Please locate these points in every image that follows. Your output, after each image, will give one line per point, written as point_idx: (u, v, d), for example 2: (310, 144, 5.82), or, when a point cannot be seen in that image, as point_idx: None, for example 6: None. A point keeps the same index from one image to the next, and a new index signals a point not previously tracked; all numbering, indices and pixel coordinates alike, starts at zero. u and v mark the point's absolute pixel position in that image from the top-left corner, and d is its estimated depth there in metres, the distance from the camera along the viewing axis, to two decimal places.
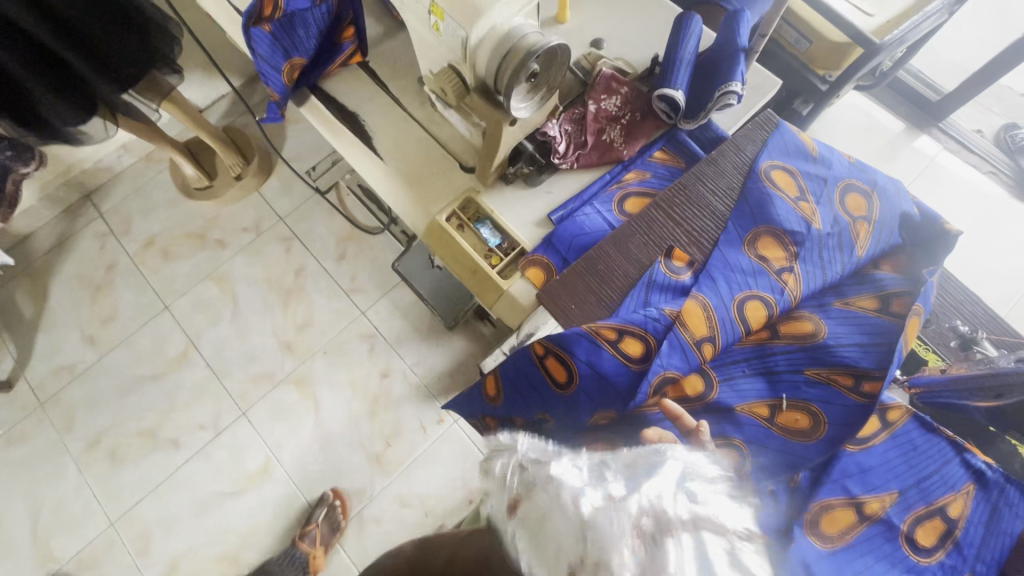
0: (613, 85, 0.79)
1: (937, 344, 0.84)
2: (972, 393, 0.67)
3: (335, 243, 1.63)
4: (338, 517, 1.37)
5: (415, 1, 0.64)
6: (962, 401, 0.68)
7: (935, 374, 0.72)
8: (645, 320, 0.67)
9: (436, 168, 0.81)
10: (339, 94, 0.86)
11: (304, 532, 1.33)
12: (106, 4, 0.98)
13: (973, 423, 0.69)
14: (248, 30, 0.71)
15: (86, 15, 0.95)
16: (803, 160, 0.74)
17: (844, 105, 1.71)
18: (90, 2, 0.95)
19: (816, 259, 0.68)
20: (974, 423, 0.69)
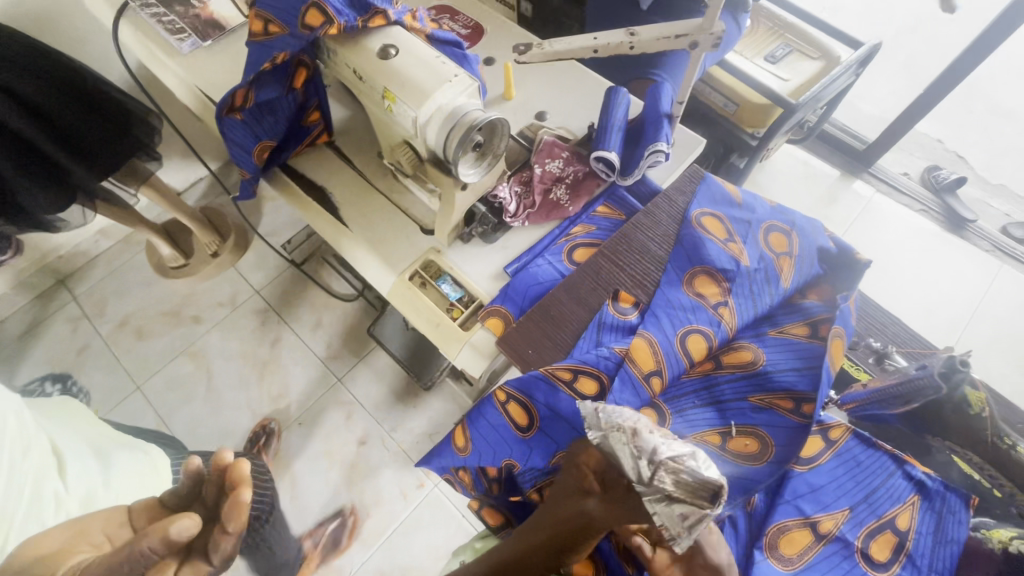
0: (555, 151, 0.89)
1: (862, 361, 0.90)
2: (890, 402, 0.75)
3: (311, 311, 1.66)
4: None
5: (371, 88, 0.72)
6: (884, 411, 0.76)
7: (860, 388, 0.79)
8: (597, 359, 0.71)
9: (398, 232, 0.87)
10: (307, 170, 0.93)
11: None
12: (83, 98, 1.06)
13: (897, 432, 0.78)
14: (221, 118, 0.80)
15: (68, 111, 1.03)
16: (729, 206, 0.82)
17: (782, 157, 1.87)
18: (68, 97, 1.03)
19: (747, 292, 0.75)
20: (898, 432, 0.78)
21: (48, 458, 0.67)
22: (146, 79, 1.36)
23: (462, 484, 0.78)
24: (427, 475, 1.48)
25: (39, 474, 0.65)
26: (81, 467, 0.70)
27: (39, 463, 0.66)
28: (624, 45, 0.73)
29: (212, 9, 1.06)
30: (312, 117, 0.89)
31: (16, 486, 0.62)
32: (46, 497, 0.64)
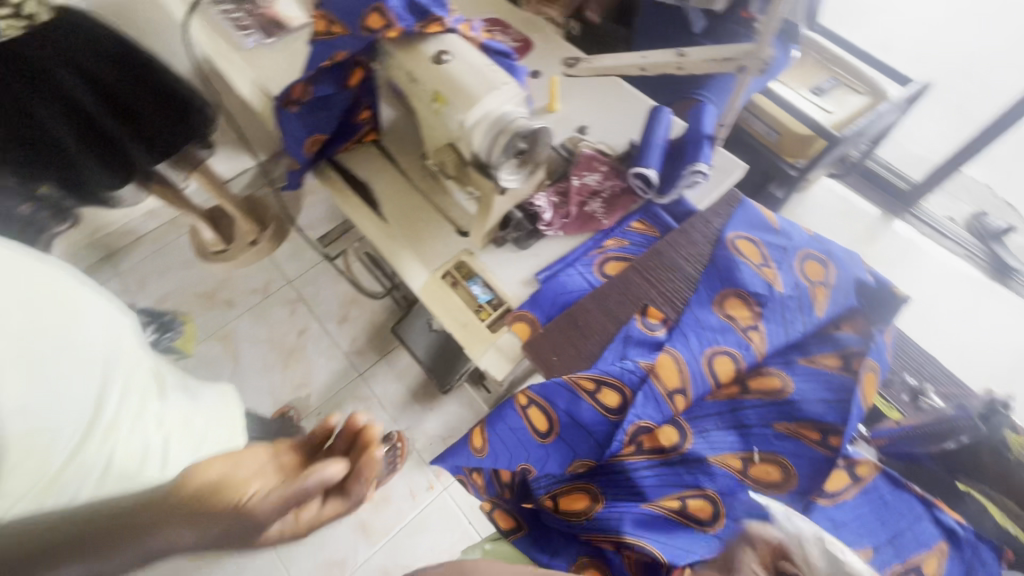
0: (593, 164, 0.91)
1: (895, 399, 0.84)
2: (923, 442, 0.75)
3: (339, 306, 1.70)
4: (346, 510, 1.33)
5: (422, 91, 0.75)
6: (915, 449, 0.75)
7: (891, 426, 0.78)
8: (621, 371, 0.72)
9: (435, 232, 0.90)
10: (351, 166, 0.97)
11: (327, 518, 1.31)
12: (149, 84, 1.12)
13: (929, 474, 0.74)
14: (280, 110, 0.86)
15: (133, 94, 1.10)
16: (765, 231, 0.82)
17: (821, 191, 1.84)
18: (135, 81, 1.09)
19: (779, 318, 0.74)
20: (929, 474, 0.74)
21: (151, 380, 0.65)
22: None
23: (474, 485, 0.78)
24: (437, 478, 1.48)
25: (145, 394, 0.62)
26: (178, 397, 0.68)
27: (144, 382, 0.63)
28: (671, 65, 0.75)
29: (276, 9, 1.12)
30: (362, 115, 0.93)
31: (128, 400, 0.60)
32: (151, 416, 0.62)
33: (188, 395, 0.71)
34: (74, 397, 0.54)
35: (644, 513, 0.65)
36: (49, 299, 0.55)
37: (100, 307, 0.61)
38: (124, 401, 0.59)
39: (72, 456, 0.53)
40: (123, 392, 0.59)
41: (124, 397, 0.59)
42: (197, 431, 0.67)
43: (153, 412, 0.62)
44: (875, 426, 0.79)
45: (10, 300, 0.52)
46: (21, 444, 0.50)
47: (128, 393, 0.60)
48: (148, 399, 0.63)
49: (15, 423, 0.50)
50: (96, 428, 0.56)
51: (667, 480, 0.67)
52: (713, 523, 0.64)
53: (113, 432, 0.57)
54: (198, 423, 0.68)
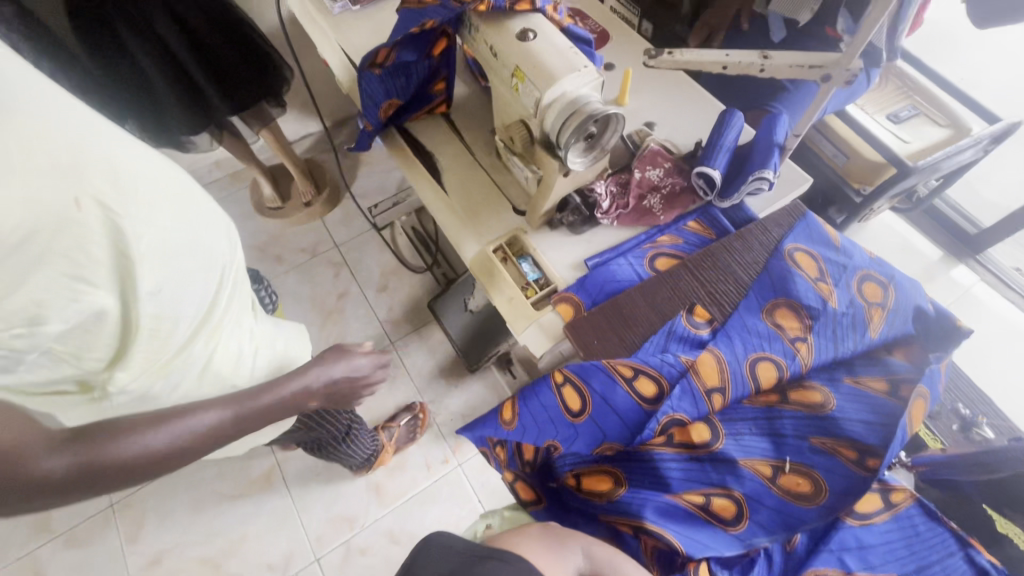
0: (658, 159, 0.90)
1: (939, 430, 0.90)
2: (967, 471, 0.72)
3: (381, 274, 1.75)
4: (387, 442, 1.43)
5: (502, 66, 0.77)
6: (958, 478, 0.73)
7: (936, 454, 0.77)
8: (661, 364, 0.72)
9: (491, 207, 0.92)
10: (419, 136, 1.00)
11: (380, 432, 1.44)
12: (236, 37, 1.18)
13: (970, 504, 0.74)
14: (362, 72, 0.88)
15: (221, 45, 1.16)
16: (826, 247, 0.81)
17: (881, 225, 1.78)
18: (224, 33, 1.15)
19: (829, 333, 0.73)
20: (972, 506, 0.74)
21: (248, 298, 0.73)
22: (291, 34, 1.49)
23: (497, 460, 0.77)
24: (453, 453, 1.51)
25: (244, 308, 0.71)
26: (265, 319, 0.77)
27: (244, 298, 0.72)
28: (755, 65, 0.74)
29: None
30: (437, 87, 0.95)
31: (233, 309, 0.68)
32: (247, 328, 0.71)
33: (271, 322, 0.80)
34: (199, 293, 0.61)
35: (666, 503, 0.66)
36: (185, 204, 0.61)
37: (220, 223, 0.67)
38: (230, 309, 0.67)
39: (183, 348, 0.61)
40: (231, 306, 0.67)
41: (230, 311, 0.67)
42: (276, 354, 0.76)
43: (247, 327, 0.71)
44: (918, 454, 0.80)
45: (165, 204, 0.58)
46: (153, 325, 0.56)
47: (233, 307, 0.68)
48: (245, 315, 0.71)
49: (153, 303, 0.55)
50: (206, 327, 0.63)
51: (693, 475, 0.67)
52: (736, 523, 0.65)
53: (216, 335, 0.65)
54: (274, 348, 0.77)
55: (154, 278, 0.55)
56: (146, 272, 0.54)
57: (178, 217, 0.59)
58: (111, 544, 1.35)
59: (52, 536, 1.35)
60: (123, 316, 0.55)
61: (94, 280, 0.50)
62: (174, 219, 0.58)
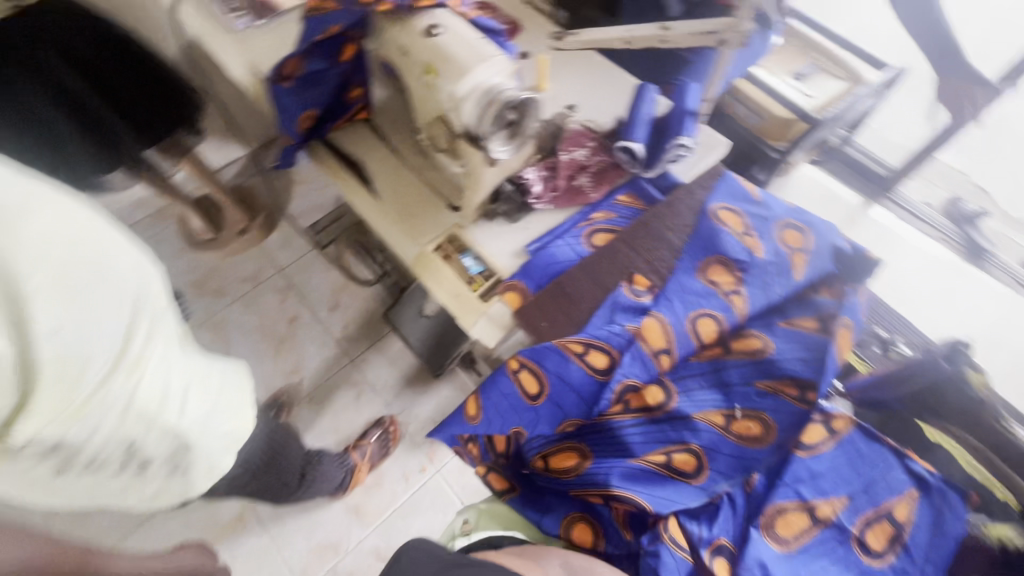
0: (582, 140, 0.93)
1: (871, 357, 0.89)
2: (892, 387, 0.76)
3: (330, 293, 1.71)
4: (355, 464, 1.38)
5: (414, 64, 0.77)
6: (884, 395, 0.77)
7: (865, 377, 0.81)
8: (609, 335, 0.74)
9: (426, 207, 0.92)
10: (344, 146, 0.98)
11: (356, 444, 1.41)
12: (147, 71, 1.16)
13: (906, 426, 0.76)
14: (273, 86, 0.85)
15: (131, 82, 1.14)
16: (747, 203, 0.85)
17: (804, 177, 1.88)
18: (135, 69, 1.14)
19: (760, 282, 0.77)
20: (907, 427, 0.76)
21: (179, 328, 0.65)
22: None
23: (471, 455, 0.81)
24: (430, 460, 1.50)
25: (174, 339, 0.62)
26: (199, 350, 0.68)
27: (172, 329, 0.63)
28: (655, 37, 0.78)
29: None
30: (354, 94, 0.94)
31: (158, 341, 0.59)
32: (176, 361, 0.62)
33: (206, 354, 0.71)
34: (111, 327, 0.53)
35: (630, 468, 0.68)
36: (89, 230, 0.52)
37: (138, 245, 0.59)
38: (155, 342, 0.58)
39: (101, 388, 0.53)
40: (156, 340, 0.58)
41: (157, 347, 0.58)
42: (212, 392, 0.69)
43: (179, 364, 0.63)
44: (852, 379, 0.83)
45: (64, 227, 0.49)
46: (54, 367, 0.48)
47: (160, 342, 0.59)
48: (177, 351, 0.63)
49: (51, 344, 0.47)
50: (128, 364, 0.55)
51: (652, 436, 0.69)
52: (696, 474, 0.67)
53: (139, 371, 0.56)
54: (212, 388, 0.69)
55: (52, 313, 0.47)
56: (40, 312, 0.46)
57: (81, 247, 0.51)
58: None
59: None
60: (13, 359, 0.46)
61: None
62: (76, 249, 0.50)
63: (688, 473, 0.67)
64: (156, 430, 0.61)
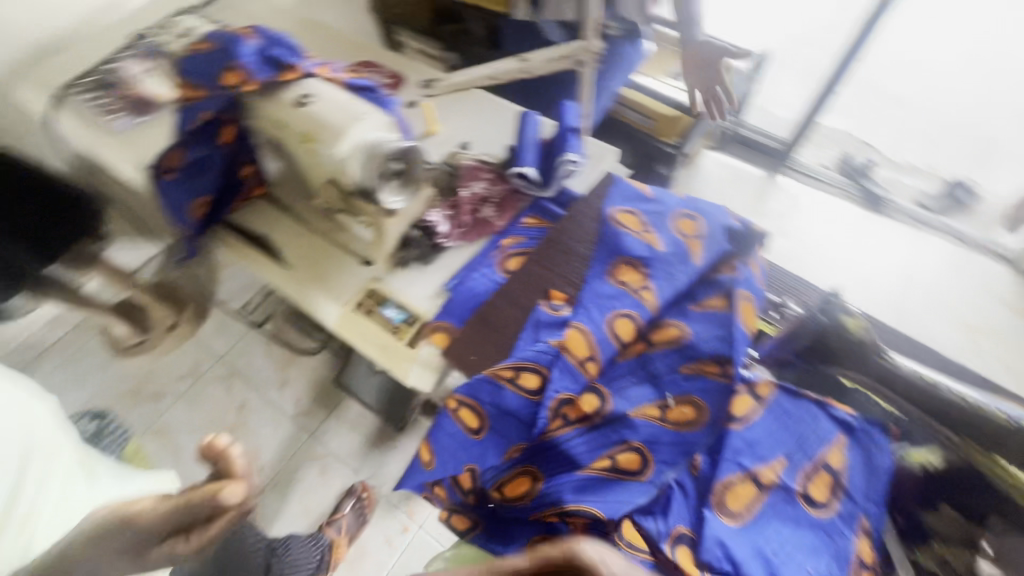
0: (477, 173, 0.96)
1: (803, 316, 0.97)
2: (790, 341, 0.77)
3: (275, 372, 1.69)
4: (365, 505, 1.47)
5: (292, 136, 0.79)
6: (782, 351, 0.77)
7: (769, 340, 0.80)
8: (536, 354, 0.76)
9: (339, 268, 0.93)
10: (249, 223, 0.99)
11: (331, 519, 1.42)
12: (41, 195, 1.21)
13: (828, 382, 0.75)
14: (158, 181, 0.86)
15: (32, 213, 1.20)
16: (642, 202, 0.90)
17: (709, 163, 1.96)
18: (39, 203, 1.21)
19: (665, 273, 0.81)
20: (829, 382, 0.75)
21: (76, 466, 0.67)
22: None
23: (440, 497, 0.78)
24: (410, 517, 1.50)
25: (68, 477, 0.64)
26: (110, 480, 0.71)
27: (67, 464, 0.65)
28: (514, 67, 0.86)
29: (142, 87, 1.10)
30: (244, 171, 0.94)
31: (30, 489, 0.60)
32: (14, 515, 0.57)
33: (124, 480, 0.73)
34: None
35: (581, 479, 0.68)
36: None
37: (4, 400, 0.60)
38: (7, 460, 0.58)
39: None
40: (49, 484, 0.61)
41: (47, 488, 0.61)
42: None
43: (74, 499, 0.63)
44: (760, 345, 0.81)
45: None
46: None
47: (47, 483, 0.61)
48: (73, 486, 0.64)
49: None
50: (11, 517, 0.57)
51: (596, 444, 0.71)
52: (644, 469, 0.68)
53: (31, 525, 0.58)
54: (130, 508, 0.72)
55: None
56: None
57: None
58: None
59: None
60: None
61: None
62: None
63: (636, 474, 0.68)
64: None
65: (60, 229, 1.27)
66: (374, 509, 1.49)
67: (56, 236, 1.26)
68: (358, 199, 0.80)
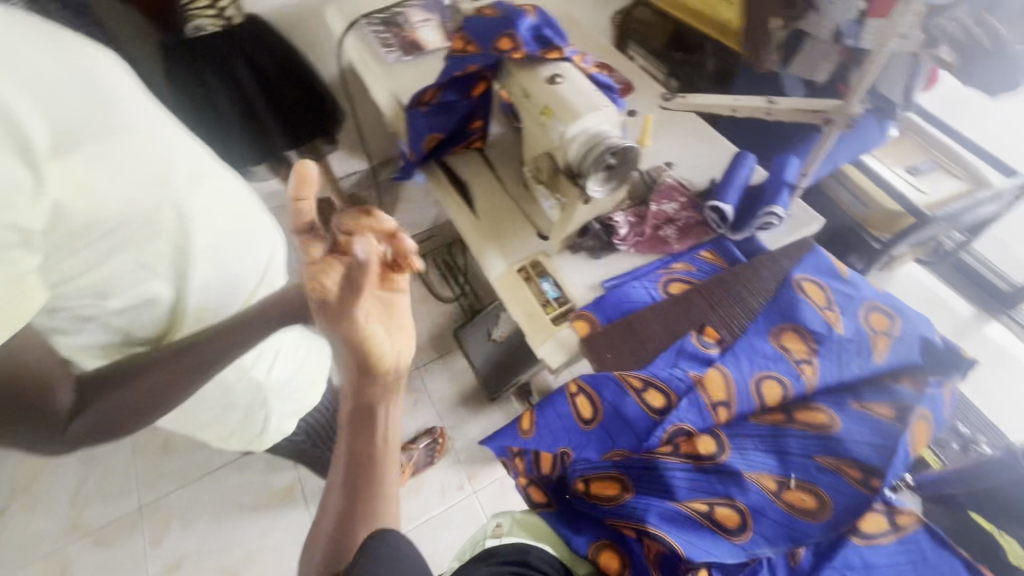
0: (673, 194, 0.97)
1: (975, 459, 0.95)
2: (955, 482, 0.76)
3: (410, 302, 1.88)
4: (437, 449, 1.57)
5: (532, 106, 0.87)
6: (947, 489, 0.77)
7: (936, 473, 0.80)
8: (671, 377, 0.77)
9: (516, 233, 1.00)
10: (456, 167, 1.10)
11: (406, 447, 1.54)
12: (309, 97, 1.48)
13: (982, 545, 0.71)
14: (410, 109, 0.99)
15: (300, 108, 1.47)
16: (833, 279, 0.84)
17: (906, 277, 1.72)
18: (307, 103, 1.48)
19: (835, 357, 0.76)
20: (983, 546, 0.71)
21: (280, 306, 0.84)
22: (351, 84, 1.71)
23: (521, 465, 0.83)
24: (469, 479, 1.57)
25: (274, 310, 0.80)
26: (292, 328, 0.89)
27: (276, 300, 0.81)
28: (760, 106, 0.85)
29: (417, 33, 1.30)
30: (474, 124, 1.06)
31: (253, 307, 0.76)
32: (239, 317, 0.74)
33: None
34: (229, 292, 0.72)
35: (670, 510, 0.68)
36: (243, 214, 0.72)
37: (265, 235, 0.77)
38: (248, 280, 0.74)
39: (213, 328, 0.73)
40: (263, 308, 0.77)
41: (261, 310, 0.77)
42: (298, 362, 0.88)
43: (276, 327, 0.81)
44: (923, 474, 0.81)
45: (233, 218, 0.70)
46: (197, 312, 0.69)
47: None
48: None
49: (198, 296, 0.68)
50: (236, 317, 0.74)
51: (698, 486, 0.70)
52: (740, 534, 0.66)
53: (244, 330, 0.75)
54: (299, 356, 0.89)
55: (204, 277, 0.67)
56: (196, 272, 0.66)
57: (233, 212, 0.70)
58: (138, 546, 1.49)
59: (85, 531, 1.51)
60: (173, 301, 0.66)
61: (159, 272, 0.62)
62: (226, 226, 0.68)
63: (725, 533, 0.66)
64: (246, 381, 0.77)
65: (310, 126, 1.54)
66: (442, 457, 1.59)
67: (306, 131, 1.54)
68: (563, 177, 0.85)
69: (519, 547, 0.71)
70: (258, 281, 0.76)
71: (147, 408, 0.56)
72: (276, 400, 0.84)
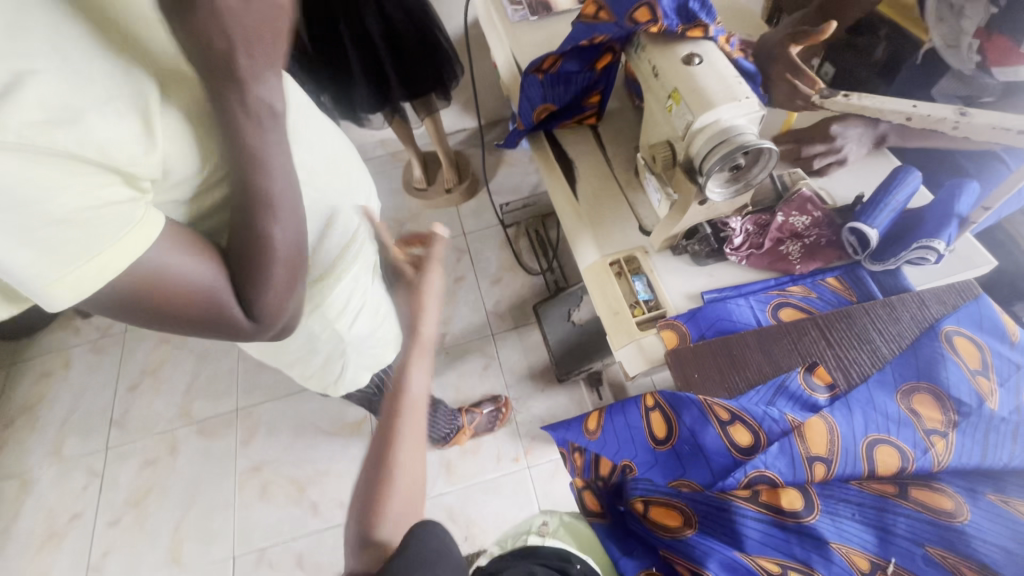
0: (807, 206, 0.83)
1: None
2: None
3: (496, 268, 1.88)
4: (498, 417, 1.60)
5: (661, 87, 0.78)
6: None
7: None
8: (764, 417, 0.69)
9: (618, 222, 0.91)
10: (564, 141, 1.04)
11: (470, 409, 1.57)
12: (431, 50, 1.46)
13: None
14: (527, 74, 0.94)
15: (420, 61, 1.47)
16: (997, 339, 0.68)
17: None
18: (428, 55, 1.47)
19: (978, 437, 0.63)
20: None
21: (372, 265, 0.85)
22: (473, 39, 1.70)
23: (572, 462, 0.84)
24: (525, 454, 1.58)
25: (366, 268, 0.82)
26: (379, 286, 0.91)
27: (369, 261, 0.83)
28: (947, 120, 0.66)
29: None
30: (592, 99, 0.99)
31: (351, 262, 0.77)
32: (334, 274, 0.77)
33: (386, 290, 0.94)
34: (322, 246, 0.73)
35: (733, 560, 0.65)
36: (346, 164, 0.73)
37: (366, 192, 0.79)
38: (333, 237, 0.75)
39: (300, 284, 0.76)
40: (357, 266, 0.79)
41: (354, 268, 0.78)
42: (378, 317, 0.90)
43: (363, 286, 0.82)
44: None
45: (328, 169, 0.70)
46: None
47: (362, 265, 0.80)
48: (365, 278, 0.83)
49: None
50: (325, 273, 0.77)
51: (770, 542, 0.65)
52: None
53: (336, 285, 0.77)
54: (379, 315, 0.90)
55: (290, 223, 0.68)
56: None
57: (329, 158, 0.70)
58: (230, 442, 1.69)
59: (193, 420, 1.74)
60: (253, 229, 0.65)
61: None
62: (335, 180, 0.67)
63: None
64: (330, 330, 0.81)
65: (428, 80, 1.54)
66: (502, 426, 1.61)
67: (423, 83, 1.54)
68: (681, 171, 0.77)
69: (561, 553, 0.66)
70: (354, 240, 0.75)
71: (296, 283, 0.52)
72: (353, 353, 0.88)
